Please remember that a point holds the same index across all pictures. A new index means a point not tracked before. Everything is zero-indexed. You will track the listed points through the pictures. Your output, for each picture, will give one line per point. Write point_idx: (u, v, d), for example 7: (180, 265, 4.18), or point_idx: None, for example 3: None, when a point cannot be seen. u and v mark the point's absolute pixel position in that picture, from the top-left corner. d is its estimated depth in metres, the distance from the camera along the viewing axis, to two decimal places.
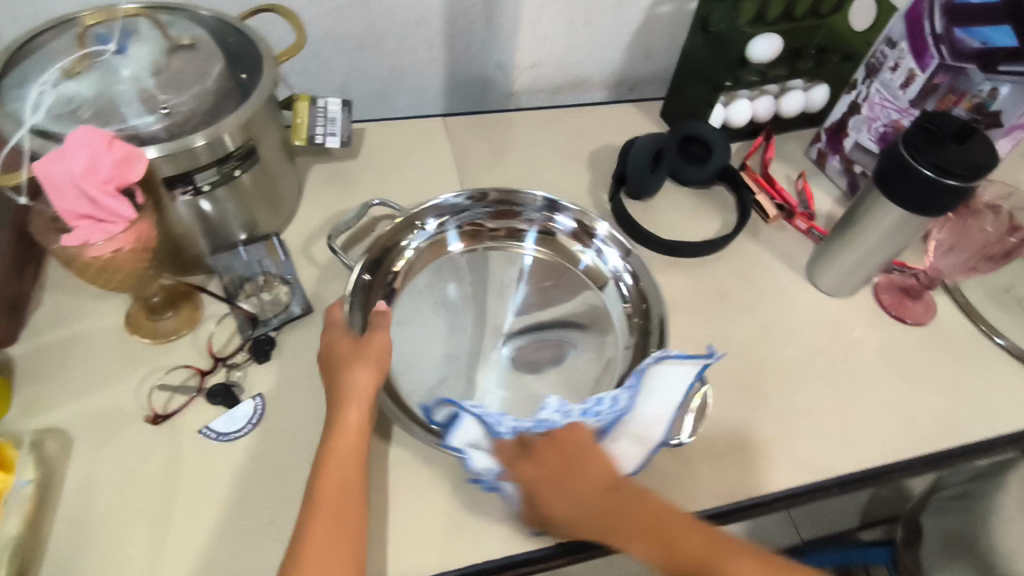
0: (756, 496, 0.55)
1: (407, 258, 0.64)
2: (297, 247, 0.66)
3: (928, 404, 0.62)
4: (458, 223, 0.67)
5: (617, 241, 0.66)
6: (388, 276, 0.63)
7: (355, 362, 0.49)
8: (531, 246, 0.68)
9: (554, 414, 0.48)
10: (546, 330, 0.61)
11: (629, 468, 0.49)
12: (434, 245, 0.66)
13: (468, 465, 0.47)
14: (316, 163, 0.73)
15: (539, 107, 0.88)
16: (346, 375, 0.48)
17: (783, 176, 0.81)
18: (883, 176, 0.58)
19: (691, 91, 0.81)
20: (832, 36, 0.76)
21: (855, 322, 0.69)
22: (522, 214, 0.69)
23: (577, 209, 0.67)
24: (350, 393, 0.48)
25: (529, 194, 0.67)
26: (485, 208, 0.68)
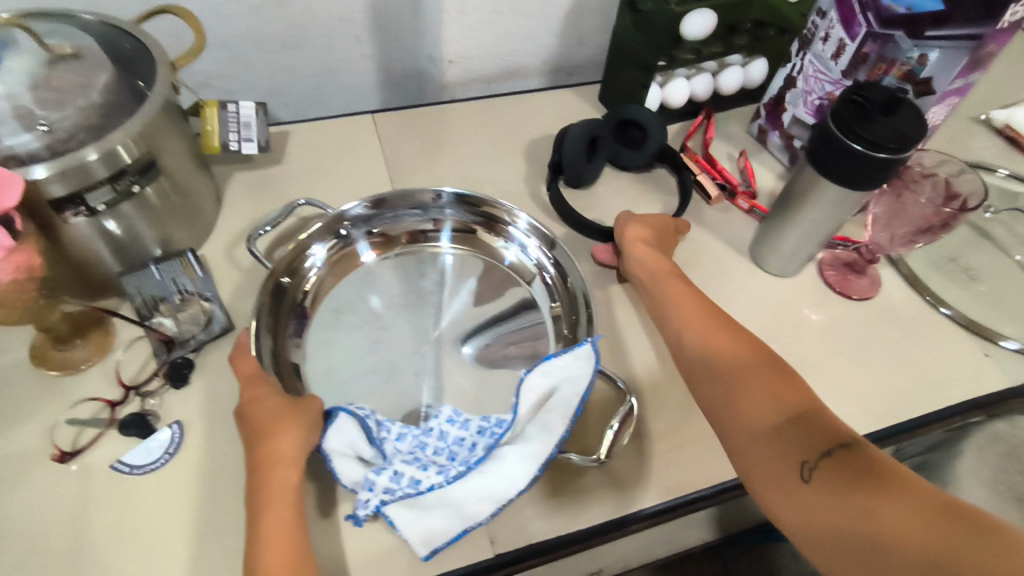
0: (703, 489, 0.53)
1: (315, 275, 0.61)
2: (217, 262, 0.62)
3: (875, 380, 0.61)
4: (367, 231, 0.64)
5: (538, 233, 0.64)
6: (297, 292, 0.60)
7: (284, 424, 0.45)
8: (448, 245, 0.65)
9: (443, 423, 0.51)
10: (510, 322, 0.61)
11: (520, 486, 0.46)
12: (344, 257, 0.63)
13: (334, 471, 0.46)
14: (236, 171, 0.69)
15: (474, 99, 0.85)
16: (275, 438, 0.45)
17: (725, 155, 0.79)
18: (817, 153, 0.56)
19: (625, 75, 0.78)
20: (767, 10, 0.74)
21: (802, 301, 0.67)
22: (426, 214, 0.66)
23: (487, 201, 0.65)
24: (272, 463, 0.44)
25: (430, 191, 0.65)
26: (390, 214, 0.65)
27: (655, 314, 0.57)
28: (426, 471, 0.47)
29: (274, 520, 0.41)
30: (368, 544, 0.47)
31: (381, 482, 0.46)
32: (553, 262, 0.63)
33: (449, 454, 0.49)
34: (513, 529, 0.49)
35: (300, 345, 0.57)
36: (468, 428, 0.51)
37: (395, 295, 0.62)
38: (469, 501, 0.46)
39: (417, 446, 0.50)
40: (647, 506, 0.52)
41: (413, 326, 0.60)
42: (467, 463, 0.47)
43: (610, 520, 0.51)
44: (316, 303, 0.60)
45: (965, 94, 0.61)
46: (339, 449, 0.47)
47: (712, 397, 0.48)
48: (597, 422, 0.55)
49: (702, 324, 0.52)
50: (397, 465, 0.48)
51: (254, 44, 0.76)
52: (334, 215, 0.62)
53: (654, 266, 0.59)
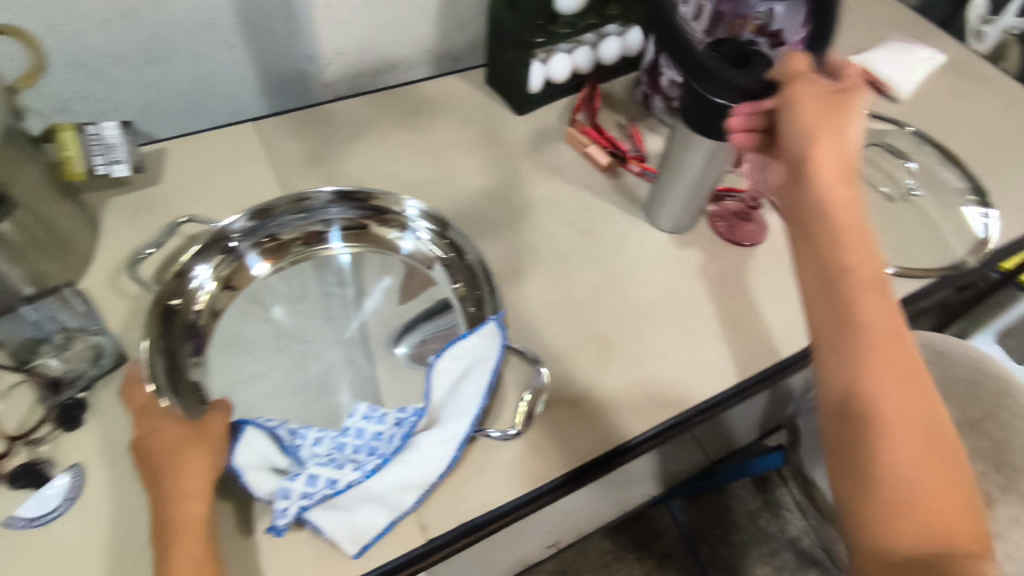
0: (620, 445, 0.55)
1: (206, 293, 0.60)
2: (101, 292, 0.59)
3: (770, 318, 0.66)
4: (256, 244, 0.64)
5: (429, 218, 0.66)
6: (189, 314, 0.58)
7: (188, 453, 0.45)
8: (341, 246, 0.66)
9: (360, 421, 0.53)
10: (431, 319, 0.62)
11: (436, 473, 0.49)
12: (236, 271, 0.62)
13: (246, 485, 0.47)
14: (110, 196, 0.66)
15: (359, 94, 0.83)
16: (180, 469, 0.44)
17: (613, 123, 0.82)
18: (690, 112, 0.59)
19: (506, 57, 0.78)
20: None
21: (698, 254, 0.71)
22: (315, 216, 0.66)
23: (372, 194, 0.66)
24: (179, 496, 0.43)
25: (315, 191, 0.65)
26: (279, 221, 0.65)
27: (829, 343, 0.43)
28: (342, 469, 0.49)
29: (183, 560, 0.40)
30: (296, 555, 0.47)
31: (297, 487, 0.47)
32: (447, 242, 0.66)
33: (368, 449, 0.51)
34: (443, 514, 0.50)
35: (199, 364, 0.56)
36: (385, 422, 0.53)
37: (298, 304, 0.62)
38: (391, 492, 0.48)
39: (335, 447, 0.51)
40: (565, 473, 0.53)
41: (317, 330, 0.61)
42: (384, 456, 0.50)
43: (538, 487, 0.52)
44: (211, 323, 0.59)
45: None
46: (252, 463, 0.48)
47: (877, 477, 0.40)
48: (510, 397, 0.57)
49: (907, 391, 0.41)
50: (313, 468, 0.48)
51: (113, 58, 0.73)
52: (214, 232, 0.61)
53: (846, 264, 0.44)
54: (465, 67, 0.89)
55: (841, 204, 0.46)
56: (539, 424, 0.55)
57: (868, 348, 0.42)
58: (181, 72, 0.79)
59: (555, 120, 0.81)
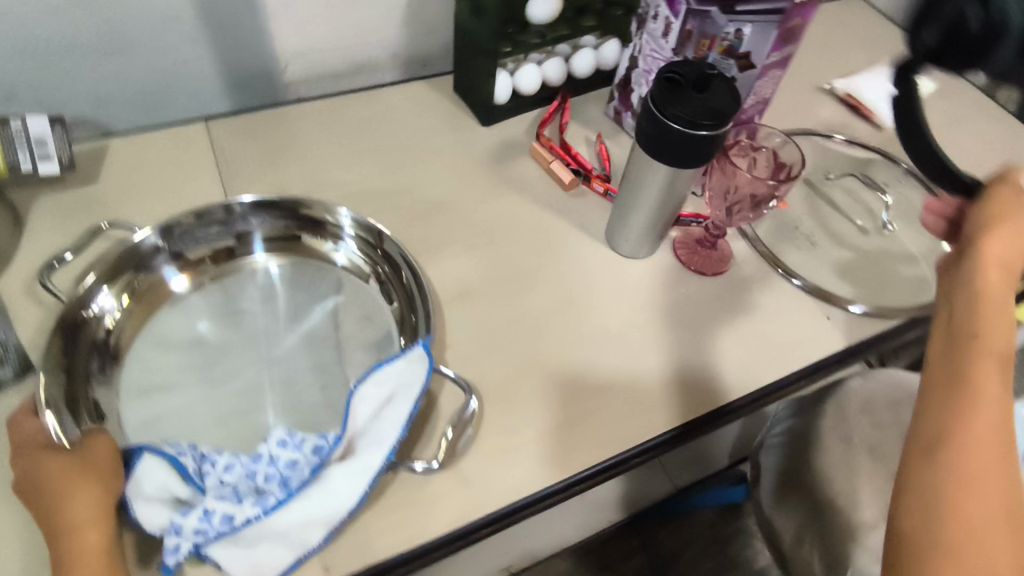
0: (547, 487, 0.52)
1: (117, 311, 0.58)
2: (19, 299, 0.56)
3: (725, 354, 0.62)
4: (175, 257, 0.62)
5: (360, 230, 0.64)
6: (97, 331, 0.56)
7: (77, 485, 0.43)
8: (265, 257, 0.64)
9: (272, 448, 0.49)
10: (359, 335, 0.60)
11: (346, 509, 0.46)
12: (153, 286, 0.60)
13: (137, 520, 0.44)
14: (43, 195, 0.63)
15: (323, 96, 0.80)
16: (68, 502, 0.43)
17: (583, 139, 0.78)
18: (647, 138, 0.55)
19: (471, 67, 0.75)
20: None
21: (657, 281, 0.67)
22: (237, 227, 0.64)
23: (300, 203, 0.64)
24: (70, 530, 0.42)
25: (229, 203, 0.62)
26: (200, 233, 0.63)
27: (934, 399, 0.39)
28: (241, 504, 0.45)
29: None
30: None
31: (189, 524, 0.44)
32: (382, 254, 0.63)
33: (280, 479, 0.48)
34: (348, 552, 0.47)
35: (108, 383, 0.54)
36: (301, 449, 0.49)
37: (224, 318, 0.60)
38: (295, 529, 0.45)
39: (244, 476, 0.48)
40: (486, 513, 0.50)
41: (241, 345, 0.58)
42: (290, 490, 0.46)
43: (456, 529, 0.49)
44: (125, 339, 0.57)
45: (785, 65, 0.62)
46: (146, 493, 0.45)
47: (938, 532, 0.36)
48: (436, 426, 0.54)
49: (998, 463, 0.37)
50: (211, 502, 0.45)
51: (70, 47, 0.67)
52: (129, 247, 0.59)
53: (976, 332, 0.40)
54: (436, 71, 0.85)
55: (997, 285, 0.42)
56: (463, 458, 0.53)
57: (973, 414, 0.37)
58: (145, 66, 0.72)
59: (520, 133, 0.78)
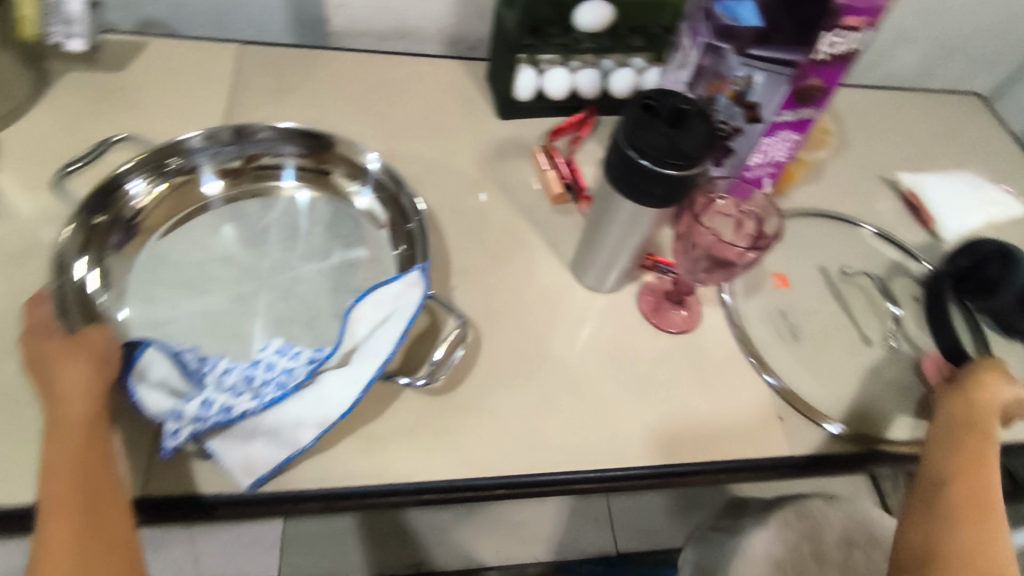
0: (392, 485, 0.49)
1: (143, 200, 0.58)
2: (12, 150, 0.61)
3: (642, 419, 0.56)
4: (213, 164, 0.61)
5: (387, 178, 0.61)
6: (125, 208, 0.57)
7: (68, 360, 0.43)
8: (294, 186, 0.62)
9: (271, 355, 0.49)
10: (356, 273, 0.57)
11: (335, 415, 0.46)
12: (185, 187, 0.60)
13: (142, 406, 0.44)
14: (74, 68, 0.69)
15: (360, 51, 0.81)
16: (58, 377, 0.42)
17: (593, 160, 0.75)
18: (614, 172, 0.51)
19: (500, 56, 0.74)
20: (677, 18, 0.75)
21: (607, 319, 0.62)
22: (274, 150, 0.63)
23: (335, 137, 0.62)
24: (61, 398, 0.42)
25: (258, 125, 0.60)
26: (238, 148, 0.62)
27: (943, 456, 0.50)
28: (240, 397, 0.46)
29: (64, 463, 0.40)
30: (172, 484, 0.46)
31: (189, 411, 0.44)
32: (399, 205, 0.61)
33: (276, 384, 0.47)
34: (170, 476, 0.46)
35: (120, 256, 0.55)
36: (298, 359, 0.49)
37: (246, 229, 0.59)
38: (287, 430, 0.46)
39: (242, 377, 0.47)
40: (320, 488, 0.48)
41: (252, 260, 0.57)
42: (285, 389, 0.46)
43: (284, 494, 0.47)
44: (149, 220, 0.58)
45: (804, 130, 0.56)
46: (150, 381, 0.45)
47: (952, 539, 0.45)
48: None
49: (986, 495, 0.47)
50: (210, 392, 0.45)
51: None
52: (168, 142, 0.59)
53: (970, 414, 0.51)
54: (480, 57, 0.85)
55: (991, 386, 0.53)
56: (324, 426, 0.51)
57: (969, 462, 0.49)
58: None
59: (532, 136, 0.75)
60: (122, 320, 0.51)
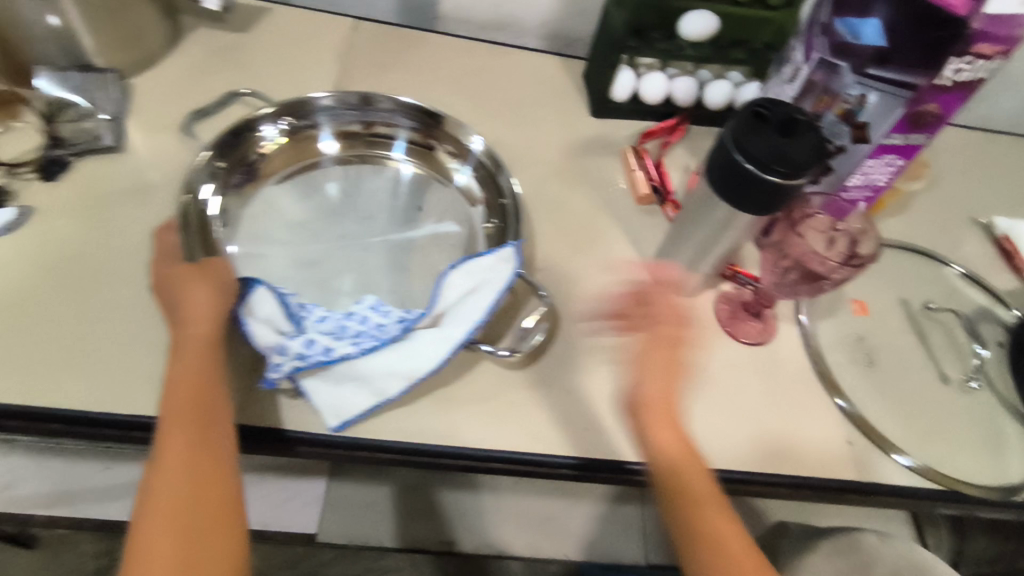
0: (466, 447, 0.51)
1: (265, 147, 0.62)
2: (142, 94, 0.66)
3: (709, 423, 0.57)
4: (330, 124, 0.65)
5: (488, 160, 0.64)
6: (251, 150, 0.62)
7: (193, 285, 0.48)
8: (402, 158, 0.65)
9: (365, 310, 0.53)
10: (447, 241, 0.60)
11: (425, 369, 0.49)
12: (302, 141, 0.64)
13: (250, 337, 0.48)
14: (201, 25, 0.73)
15: (462, 37, 0.83)
16: (185, 300, 0.48)
17: (681, 167, 0.75)
18: (716, 173, 0.52)
19: (602, 55, 0.75)
20: (780, 36, 0.76)
21: (682, 322, 0.63)
22: (387, 121, 0.65)
23: (447, 117, 0.64)
24: (187, 315, 0.47)
25: (383, 96, 0.64)
26: (355, 113, 0.65)
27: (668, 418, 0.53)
28: (339, 342, 0.50)
29: (185, 375, 0.45)
30: (266, 415, 0.49)
31: (293, 348, 0.48)
32: (496, 186, 0.63)
33: (369, 336, 0.51)
34: (265, 409, 0.49)
35: (239, 195, 0.59)
36: (389, 317, 0.52)
37: (350, 189, 0.62)
38: (378, 377, 0.49)
39: (340, 326, 0.51)
40: (389, 440, 0.50)
41: (352, 219, 0.60)
42: (381, 340, 0.50)
43: (364, 440, 0.49)
44: (268, 166, 0.62)
45: (908, 156, 0.56)
46: (260, 316, 0.49)
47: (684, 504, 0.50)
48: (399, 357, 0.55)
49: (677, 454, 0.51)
50: (312, 334, 0.50)
51: None
52: (300, 98, 0.63)
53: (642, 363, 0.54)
54: (577, 55, 0.86)
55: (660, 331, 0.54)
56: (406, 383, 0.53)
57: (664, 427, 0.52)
58: None
59: (623, 137, 0.77)
60: (230, 252, 0.55)
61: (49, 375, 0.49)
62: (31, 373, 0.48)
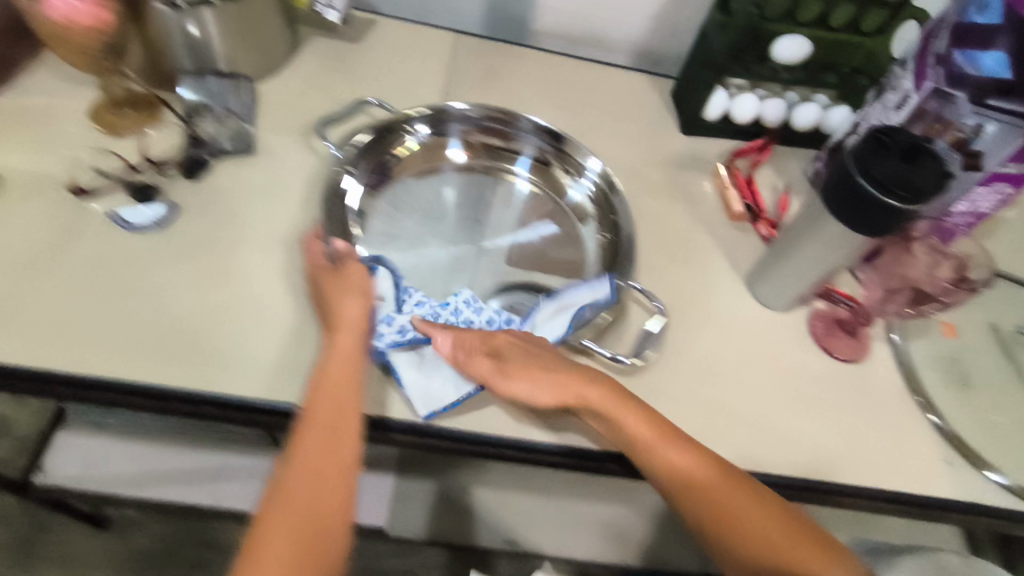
0: (585, 448, 0.54)
1: (405, 149, 0.69)
2: (268, 98, 0.70)
3: (808, 436, 0.59)
4: (464, 133, 0.71)
5: (605, 180, 0.68)
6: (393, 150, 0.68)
7: (343, 293, 0.53)
8: (525, 173, 0.70)
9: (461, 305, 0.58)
10: (563, 252, 0.65)
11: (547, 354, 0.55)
12: (436, 146, 0.70)
13: None
14: (318, 34, 0.77)
15: (555, 51, 0.87)
16: (338, 306, 0.52)
17: (770, 185, 0.78)
18: (832, 195, 0.54)
19: (695, 75, 0.78)
20: (870, 62, 0.77)
21: (777, 337, 0.65)
22: (516, 135, 0.71)
23: (571, 140, 0.70)
24: (339, 320, 0.52)
25: (524, 116, 0.70)
26: (490, 125, 0.71)
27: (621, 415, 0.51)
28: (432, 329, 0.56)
29: (330, 377, 0.49)
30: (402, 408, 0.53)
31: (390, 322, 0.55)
32: (607, 204, 0.67)
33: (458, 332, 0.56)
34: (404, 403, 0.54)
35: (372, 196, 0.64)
36: (480, 315, 0.57)
37: (470, 199, 0.67)
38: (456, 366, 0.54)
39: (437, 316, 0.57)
40: (510, 436, 0.53)
41: (470, 227, 0.65)
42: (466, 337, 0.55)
43: (492, 438, 0.53)
44: (402, 169, 0.68)
45: (1019, 184, 0.59)
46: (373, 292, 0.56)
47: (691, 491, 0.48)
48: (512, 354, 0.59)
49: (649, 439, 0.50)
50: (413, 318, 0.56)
51: None
52: (448, 107, 0.70)
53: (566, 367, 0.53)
54: (663, 72, 0.89)
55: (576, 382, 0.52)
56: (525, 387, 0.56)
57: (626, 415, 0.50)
58: None
59: (713, 154, 0.79)
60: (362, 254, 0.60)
61: (202, 360, 0.52)
62: (186, 358, 0.52)
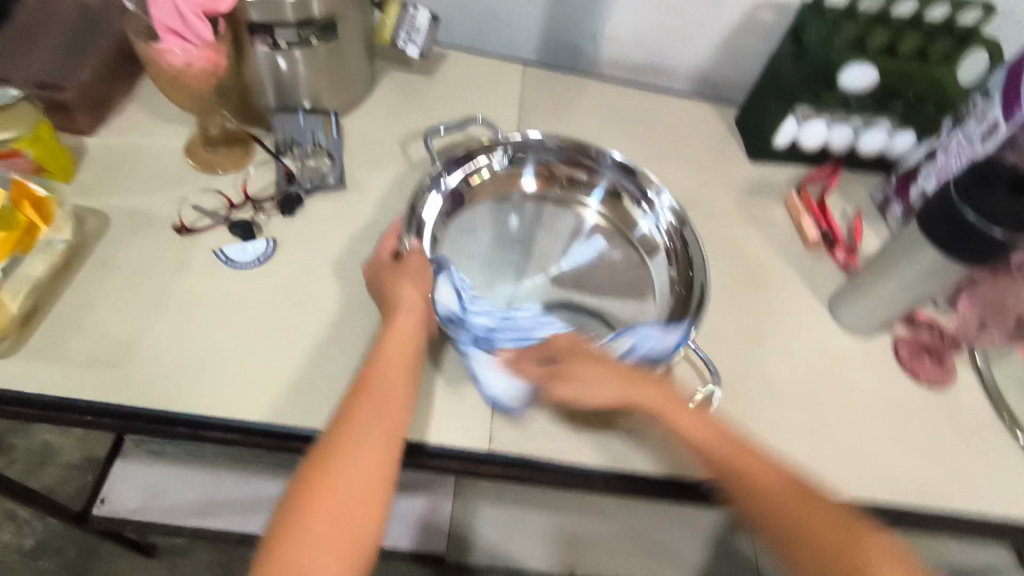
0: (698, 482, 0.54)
1: (480, 177, 0.69)
2: (352, 133, 0.71)
3: (907, 463, 0.59)
4: (537, 161, 0.71)
5: (675, 212, 0.68)
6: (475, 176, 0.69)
7: (404, 284, 0.54)
8: (596, 204, 0.70)
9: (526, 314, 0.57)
10: (637, 285, 0.65)
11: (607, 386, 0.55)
12: (513, 176, 0.70)
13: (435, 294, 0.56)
14: (393, 69, 0.78)
15: (618, 81, 0.88)
16: (393, 292, 0.54)
17: (840, 211, 0.79)
18: (928, 225, 0.55)
19: (763, 104, 0.79)
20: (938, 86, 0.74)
21: (864, 363, 0.65)
22: (590, 167, 0.72)
23: (644, 175, 0.70)
24: (399, 303, 0.53)
25: (603, 149, 0.70)
26: (562, 154, 0.72)
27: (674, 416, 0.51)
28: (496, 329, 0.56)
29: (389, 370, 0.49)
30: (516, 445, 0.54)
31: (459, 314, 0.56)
32: (680, 238, 0.67)
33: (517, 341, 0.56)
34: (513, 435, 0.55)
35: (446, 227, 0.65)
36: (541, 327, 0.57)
37: (539, 230, 0.68)
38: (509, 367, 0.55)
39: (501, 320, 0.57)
40: (624, 470, 0.54)
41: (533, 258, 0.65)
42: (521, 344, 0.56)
43: (609, 472, 0.54)
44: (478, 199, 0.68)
45: None
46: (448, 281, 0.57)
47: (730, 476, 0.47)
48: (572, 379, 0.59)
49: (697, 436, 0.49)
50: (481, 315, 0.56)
51: None
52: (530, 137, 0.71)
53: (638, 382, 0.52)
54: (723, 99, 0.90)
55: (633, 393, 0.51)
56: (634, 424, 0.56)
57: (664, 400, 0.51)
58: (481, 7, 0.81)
59: (780, 181, 0.80)
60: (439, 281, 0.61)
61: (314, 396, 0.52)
62: (299, 394, 0.52)
